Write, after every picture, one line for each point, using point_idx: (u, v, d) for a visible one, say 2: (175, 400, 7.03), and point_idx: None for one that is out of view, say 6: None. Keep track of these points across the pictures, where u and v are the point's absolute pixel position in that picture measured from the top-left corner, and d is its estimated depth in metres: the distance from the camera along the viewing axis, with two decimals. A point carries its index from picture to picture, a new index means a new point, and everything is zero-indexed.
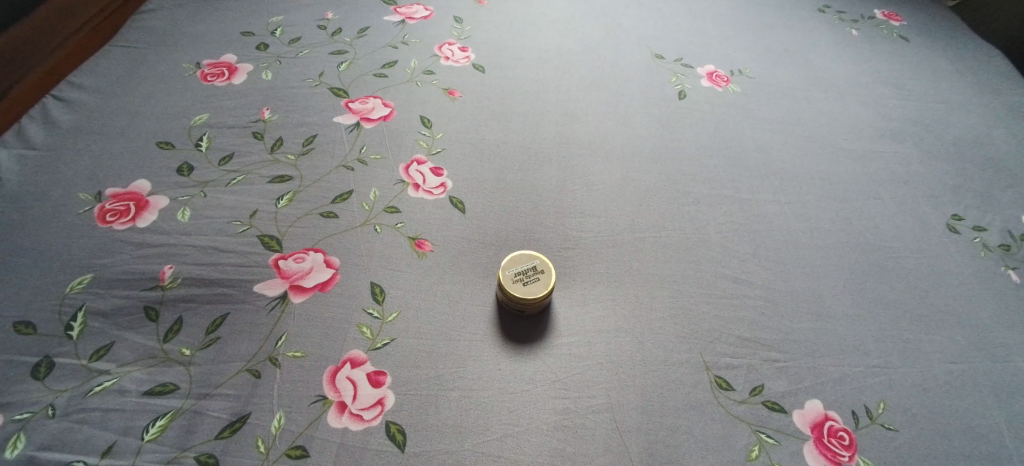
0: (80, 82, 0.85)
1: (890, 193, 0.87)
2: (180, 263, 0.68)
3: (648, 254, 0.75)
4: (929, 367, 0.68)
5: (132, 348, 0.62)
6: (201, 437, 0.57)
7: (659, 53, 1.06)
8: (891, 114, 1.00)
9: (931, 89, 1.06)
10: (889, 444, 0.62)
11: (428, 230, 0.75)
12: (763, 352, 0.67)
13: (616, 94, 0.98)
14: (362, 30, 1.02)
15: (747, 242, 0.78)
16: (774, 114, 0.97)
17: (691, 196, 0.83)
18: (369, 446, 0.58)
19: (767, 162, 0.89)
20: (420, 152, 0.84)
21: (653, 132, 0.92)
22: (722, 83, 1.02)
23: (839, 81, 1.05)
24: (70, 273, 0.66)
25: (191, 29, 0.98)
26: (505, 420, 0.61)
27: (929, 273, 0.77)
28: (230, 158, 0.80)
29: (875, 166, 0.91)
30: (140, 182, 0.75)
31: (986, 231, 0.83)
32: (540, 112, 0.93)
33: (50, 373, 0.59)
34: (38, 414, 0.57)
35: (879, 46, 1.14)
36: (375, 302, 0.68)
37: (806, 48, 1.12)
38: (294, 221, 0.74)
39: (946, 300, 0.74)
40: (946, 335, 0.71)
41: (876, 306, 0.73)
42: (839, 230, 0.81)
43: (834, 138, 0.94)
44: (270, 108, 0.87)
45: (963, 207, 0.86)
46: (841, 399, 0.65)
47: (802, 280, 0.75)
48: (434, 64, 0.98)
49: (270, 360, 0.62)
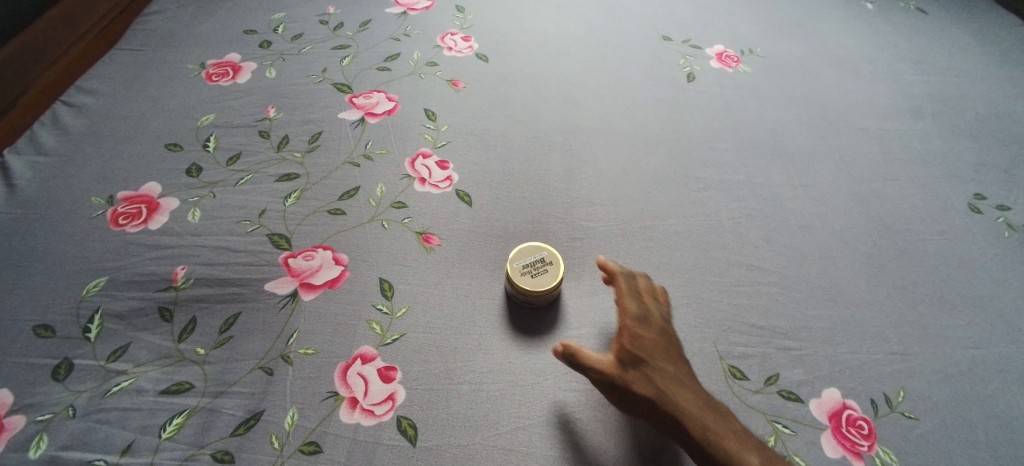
0: (89, 87, 0.87)
1: (909, 174, 0.84)
2: (192, 264, 0.69)
3: (657, 242, 0.74)
4: (951, 353, 0.66)
5: (148, 348, 0.63)
6: (216, 435, 0.58)
7: (666, 35, 1.04)
8: (910, 90, 0.96)
9: (951, 62, 1.02)
10: (909, 432, 0.61)
11: (435, 224, 0.74)
12: (777, 340, 0.66)
13: (622, 79, 0.96)
14: (364, 23, 1.01)
15: (759, 228, 0.76)
16: (787, 94, 0.94)
17: (701, 180, 0.81)
18: (381, 441, 0.58)
19: (780, 145, 0.87)
20: (426, 146, 0.83)
21: (661, 116, 0.90)
22: (732, 64, 0.99)
23: (854, 58, 1.02)
24: (86, 276, 0.67)
25: (195, 29, 0.98)
26: (515, 412, 0.61)
27: (950, 255, 0.75)
28: (238, 157, 0.80)
29: (893, 145, 0.88)
30: (151, 185, 0.76)
31: (1010, 210, 0.80)
32: (545, 101, 0.91)
33: (70, 374, 0.61)
34: (59, 415, 0.58)
35: (896, 20, 1.10)
36: (384, 297, 0.68)
37: (819, 25, 1.09)
38: (302, 219, 0.74)
39: (969, 283, 0.72)
40: (969, 319, 0.69)
41: (894, 291, 0.71)
42: (856, 213, 0.79)
43: (849, 118, 0.91)
44: (275, 106, 0.87)
45: (986, 185, 0.82)
46: (859, 388, 0.63)
47: (817, 266, 0.73)
48: (437, 55, 0.97)
49: (283, 357, 0.63)
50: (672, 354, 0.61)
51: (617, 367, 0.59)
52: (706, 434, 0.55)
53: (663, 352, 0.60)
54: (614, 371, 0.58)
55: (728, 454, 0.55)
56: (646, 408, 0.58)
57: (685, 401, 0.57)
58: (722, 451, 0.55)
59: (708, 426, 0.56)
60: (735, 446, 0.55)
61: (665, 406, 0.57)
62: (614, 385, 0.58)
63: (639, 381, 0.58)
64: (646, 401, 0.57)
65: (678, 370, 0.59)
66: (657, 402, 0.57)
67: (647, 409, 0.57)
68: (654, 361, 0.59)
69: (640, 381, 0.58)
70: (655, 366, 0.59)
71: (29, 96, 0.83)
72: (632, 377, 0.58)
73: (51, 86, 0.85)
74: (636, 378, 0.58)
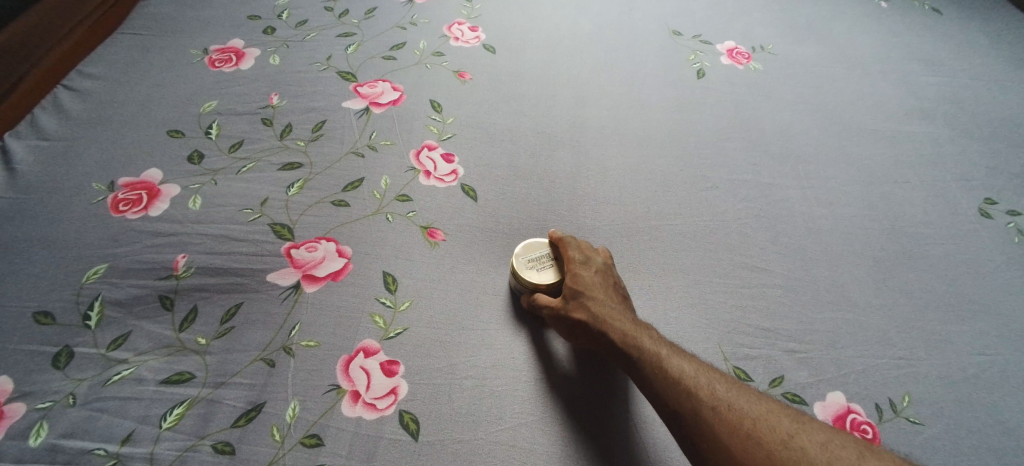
0: (91, 71, 0.85)
1: (919, 176, 0.83)
2: (193, 252, 0.68)
3: (664, 240, 0.74)
4: (957, 359, 0.66)
5: (149, 337, 0.62)
6: (218, 426, 0.58)
7: (677, 30, 1.03)
8: (922, 91, 0.95)
9: (965, 64, 1.01)
10: (913, 437, 0.60)
11: (439, 218, 0.74)
12: (782, 342, 0.66)
13: (632, 74, 0.95)
14: (370, 11, 1.00)
15: (767, 229, 0.76)
16: (797, 93, 0.93)
17: (709, 180, 0.81)
18: (382, 435, 0.58)
19: (789, 145, 0.86)
20: (431, 138, 0.82)
21: (670, 113, 0.89)
22: (743, 60, 0.98)
23: (866, 57, 1.01)
24: (87, 264, 0.67)
25: (198, 14, 0.97)
26: (518, 409, 0.60)
27: (959, 260, 0.74)
28: (241, 145, 0.79)
29: (903, 147, 0.87)
30: (152, 171, 0.75)
31: (1020, 215, 0.79)
32: (553, 95, 0.90)
33: (70, 362, 0.60)
34: (59, 404, 0.58)
35: (909, 20, 1.09)
36: (388, 291, 0.67)
37: (831, 23, 1.07)
38: (305, 210, 0.73)
39: (976, 289, 0.72)
40: (976, 325, 0.69)
41: (902, 295, 0.70)
42: (864, 215, 0.78)
43: (860, 119, 0.90)
44: (279, 94, 0.85)
45: (996, 190, 0.82)
46: (864, 391, 0.63)
47: (824, 268, 0.72)
48: (444, 45, 0.95)
49: (285, 349, 0.62)
50: (612, 289, 0.64)
51: (560, 302, 0.63)
52: (635, 347, 0.59)
53: (602, 286, 0.64)
54: (555, 304, 0.63)
55: (653, 361, 0.58)
56: (583, 332, 0.62)
57: (617, 323, 0.61)
58: (648, 359, 0.58)
59: (637, 340, 0.59)
60: (659, 354, 0.58)
61: (599, 328, 0.60)
62: (556, 317, 0.63)
63: (577, 310, 0.62)
64: (583, 327, 0.61)
65: (616, 300, 0.63)
66: (592, 326, 0.61)
67: (585, 333, 0.62)
68: (593, 293, 0.63)
69: (578, 309, 0.62)
70: (594, 297, 0.63)
71: (31, 82, 0.81)
72: (571, 308, 0.62)
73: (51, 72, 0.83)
74: (575, 308, 0.62)
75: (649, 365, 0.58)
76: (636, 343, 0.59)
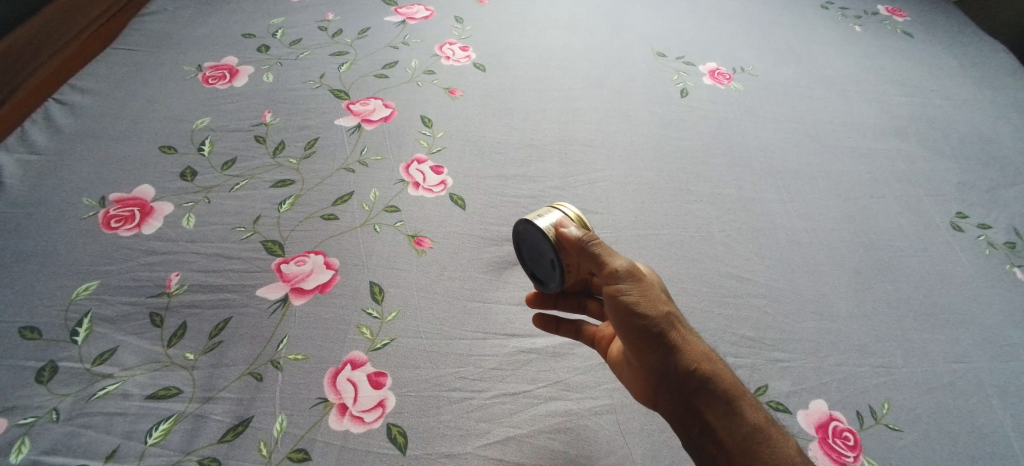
0: (83, 86, 0.86)
1: (894, 191, 0.86)
2: (187, 270, 0.68)
3: (651, 251, 0.75)
4: (933, 367, 0.67)
5: (137, 352, 0.62)
6: (204, 441, 0.56)
7: (661, 51, 1.06)
8: (896, 110, 0.99)
9: (936, 83, 1.06)
10: (895, 444, 0.61)
11: (428, 228, 0.75)
12: (767, 352, 0.67)
13: (618, 92, 0.97)
14: (363, 31, 1.02)
15: (750, 241, 0.78)
16: (777, 111, 0.97)
17: (693, 193, 0.83)
18: (370, 449, 0.57)
19: (770, 161, 0.88)
20: (421, 152, 0.84)
21: (656, 129, 0.91)
22: (724, 81, 1.01)
23: (842, 78, 1.05)
24: (74, 279, 0.66)
25: (192, 32, 0.98)
26: (508, 424, 0.60)
27: (933, 272, 0.77)
28: (233, 163, 0.80)
29: (879, 163, 0.90)
30: (145, 188, 0.76)
31: (990, 228, 0.82)
32: (540, 110, 0.92)
33: (54, 377, 0.59)
34: (43, 419, 0.57)
35: (883, 41, 1.14)
36: (375, 301, 0.68)
37: (809, 44, 1.12)
38: (295, 225, 0.74)
39: (951, 300, 0.74)
40: (951, 334, 0.71)
41: (880, 305, 0.73)
42: (842, 229, 0.80)
43: (837, 135, 0.94)
44: (271, 112, 0.87)
45: (967, 204, 0.85)
46: (846, 399, 0.64)
47: (805, 279, 0.74)
48: (435, 64, 0.98)
49: (273, 362, 0.62)
50: None
51: (653, 285, 0.56)
52: (731, 386, 0.52)
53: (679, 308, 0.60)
54: (646, 279, 0.55)
55: (753, 418, 0.51)
56: (675, 332, 0.53)
57: (709, 348, 0.55)
58: (749, 413, 0.51)
59: (733, 382, 0.53)
60: (761, 415, 0.51)
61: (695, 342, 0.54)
62: (645, 293, 0.53)
63: (672, 309, 0.55)
64: (675, 328, 0.53)
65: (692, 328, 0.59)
66: (686, 333, 0.54)
67: (677, 331, 0.53)
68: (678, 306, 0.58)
69: (671, 307, 0.55)
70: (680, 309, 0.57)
71: (36, 79, 0.85)
72: (665, 298, 0.55)
73: (59, 68, 0.87)
74: (668, 302, 0.55)
75: (746, 420, 0.51)
76: (731, 377, 0.53)
